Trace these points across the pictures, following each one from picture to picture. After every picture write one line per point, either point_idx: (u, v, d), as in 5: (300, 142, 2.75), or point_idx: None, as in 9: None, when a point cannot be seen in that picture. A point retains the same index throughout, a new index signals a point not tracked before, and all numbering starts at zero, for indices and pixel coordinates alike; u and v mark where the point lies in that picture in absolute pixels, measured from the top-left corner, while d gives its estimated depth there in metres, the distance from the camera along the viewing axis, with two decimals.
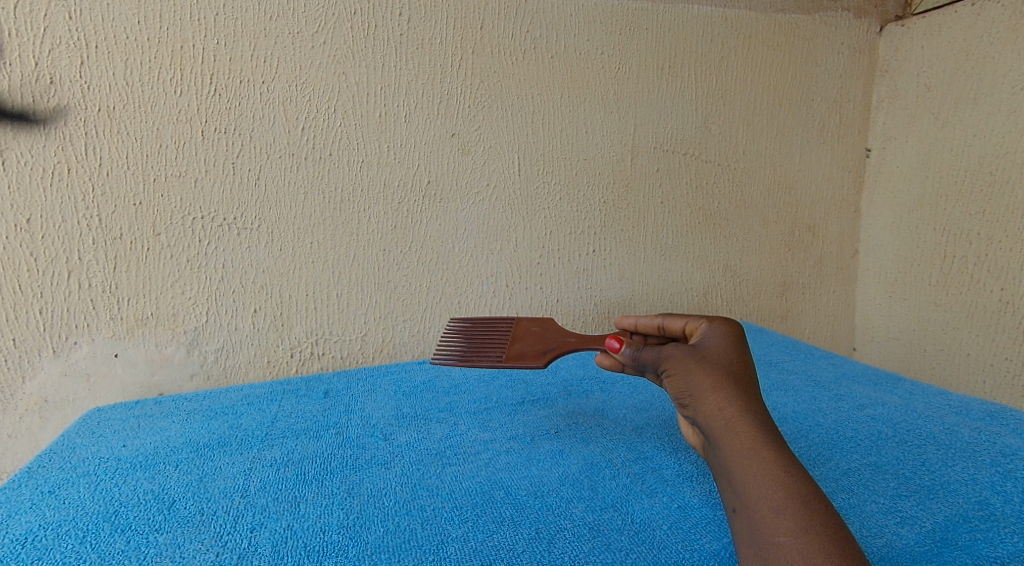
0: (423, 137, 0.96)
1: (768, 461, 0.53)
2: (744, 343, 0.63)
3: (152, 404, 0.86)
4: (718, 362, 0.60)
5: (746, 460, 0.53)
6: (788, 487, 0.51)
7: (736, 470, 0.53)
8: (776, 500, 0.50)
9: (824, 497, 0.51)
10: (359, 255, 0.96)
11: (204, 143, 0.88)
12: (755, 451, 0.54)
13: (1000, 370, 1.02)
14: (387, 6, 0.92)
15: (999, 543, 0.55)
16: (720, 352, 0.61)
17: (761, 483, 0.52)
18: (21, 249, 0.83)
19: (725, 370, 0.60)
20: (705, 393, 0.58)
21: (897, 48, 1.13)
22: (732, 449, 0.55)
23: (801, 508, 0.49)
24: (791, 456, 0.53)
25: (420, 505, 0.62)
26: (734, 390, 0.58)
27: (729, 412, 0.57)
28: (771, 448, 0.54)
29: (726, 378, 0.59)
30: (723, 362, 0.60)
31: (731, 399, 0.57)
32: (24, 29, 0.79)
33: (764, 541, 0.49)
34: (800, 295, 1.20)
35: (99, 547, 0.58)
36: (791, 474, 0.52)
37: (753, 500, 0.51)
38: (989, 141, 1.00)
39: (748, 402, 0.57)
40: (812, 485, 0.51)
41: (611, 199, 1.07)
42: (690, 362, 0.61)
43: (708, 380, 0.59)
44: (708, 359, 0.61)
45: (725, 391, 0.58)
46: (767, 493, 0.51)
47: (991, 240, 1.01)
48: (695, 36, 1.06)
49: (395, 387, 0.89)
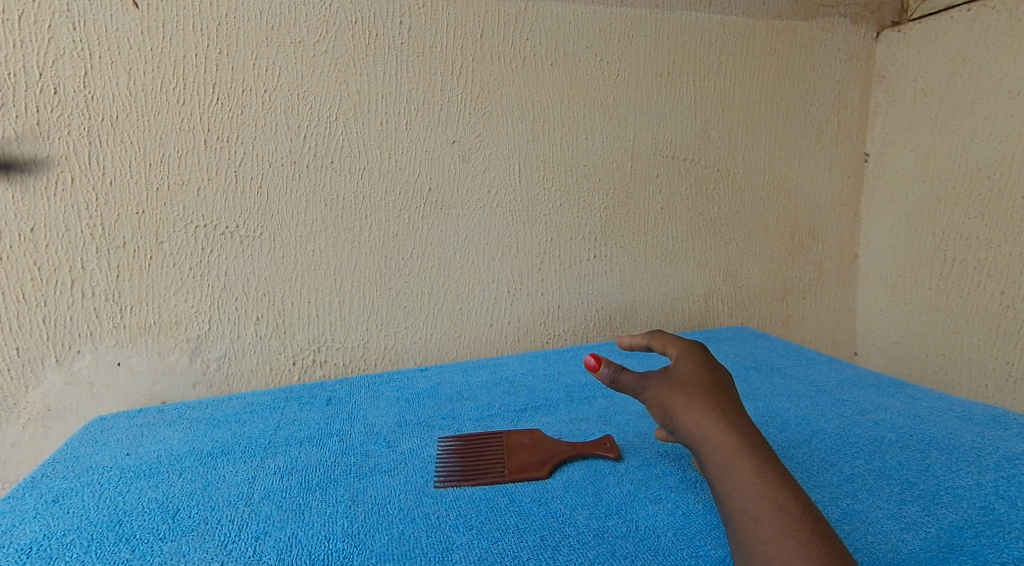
0: (424, 144, 0.97)
1: (749, 472, 0.55)
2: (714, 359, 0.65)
3: (155, 412, 0.86)
4: (690, 379, 0.62)
5: (725, 473, 0.56)
6: (767, 496, 0.53)
7: (719, 484, 0.56)
8: (757, 511, 0.53)
9: (802, 499, 0.53)
10: (361, 262, 0.97)
11: (207, 152, 0.88)
12: (736, 464, 0.56)
13: (1002, 374, 1.02)
14: (388, 15, 0.93)
15: (1003, 549, 0.55)
16: (690, 369, 0.63)
17: (746, 497, 0.54)
18: (24, 259, 0.83)
19: (697, 386, 0.61)
20: (682, 412, 0.60)
21: (895, 54, 1.14)
22: (712, 463, 0.57)
23: (782, 517, 0.52)
24: (768, 462, 0.56)
25: (424, 513, 0.62)
26: (708, 404, 0.59)
27: (707, 427, 0.58)
28: (748, 457, 0.56)
29: (699, 394, 0.60)
30: (694, 379, 0.62)
31: (705, 414, 0.59)
32: (29, 41, 0.80)
33: (751, 551, 0.52)
34: (800, 299, 1.20)
35: (104, 557, 0.58)
36: (772, 484, 0.54)
37: (738, 511, 0.54)
38: (987, 147, 1.01)
39: (723, 414, 0.59)
40: (791, 490, 0.54)
41: (612, 205, 1.07)
42: (663, 384, 0.62)
43: (681, 400, 0.60)
44: (682, 378, 0.62)
45: (699, 406, 0.59)
46: (752, 506, 0.53)
47: (990, 245, 1.02)
48: (693, 43, 1.07)
49: (398, 394, 0.89)
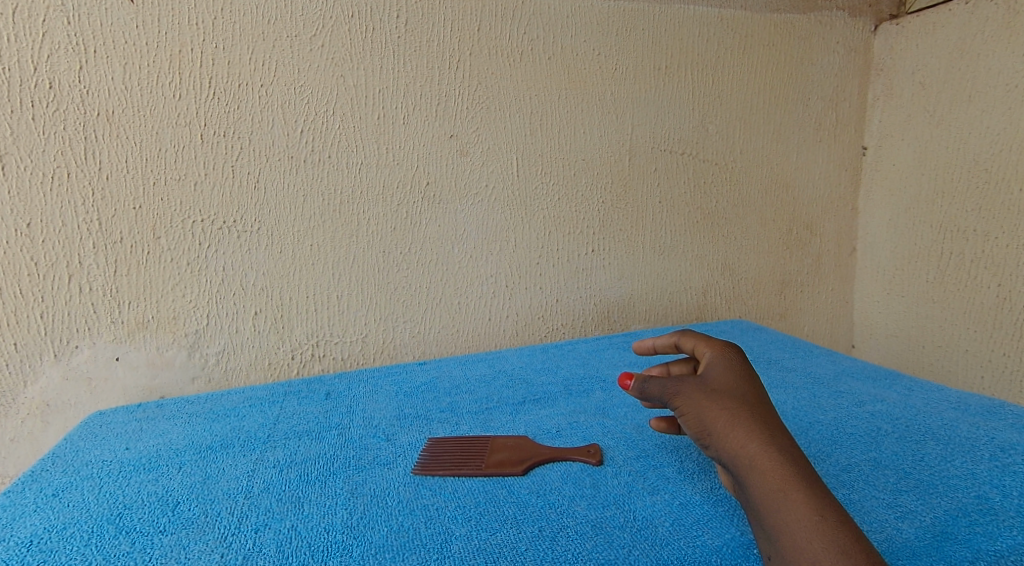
0: (421, 139, 0.97)
1: (802, 505, 0.53)
2: (749, 370, 0.63)
3: (154, 407, 0.86)
4: (732, 396, 0.60)
5: (776, 503, 0.54)
6: (821, 531, 0.52)
7: (767, 514, 0.54)
8: (812, 548, 0.51)
9: (856, 537, 0.52)
10: (359, 257, 0.97)
11: (203, 147, 0.88)
12: (784, 493, 0.54)
13: (999, 365, 1.02)
14: (385, 9, 0.92)
15: (998, 537, 0.56)
16: (730, 383, 0.61)
17: (800, 530, 0.52)
18: (21, 254, 0.83)
19: (740, 403, 0.59)
20: (723, 431, 0.58)
21: (892, 48, 1.14)
22: (759, 490, 0.55)
23: (837, 555, 0.51)
24: (819, 493, 0.54)
25: (423, 504, 0.62)
26: (753, 425, 0.58)
27: (753, 449, 0.56)
28: (799, 488, 0.54)
29: (742, 413, 0.58)
30: (736, 395, 0.60)
31: (752, 436, 0.57)
32: (24, 35, 0.80)
33: None
34: (798, 292, 1.20)
35: (104, 549, 0.58)
36: (825, 517, 0.53)
37: (789, 546, 0.52)
38: (984, 140, 1.01)
39: (769, 437, 0.57)
40: (845, 526, 0.52)
41: (609, 199, 1.07)
42: (703, 398, 0.60)
43: (724, 417, 0.58)
44: (721, 394, 0.60)
45: (744, 426, 0.58)
46: (803, 538, 0.52)
47: (987, 237, 1.02)
48: (691, 36, 1.07)
49: (397, 388, 0.89)
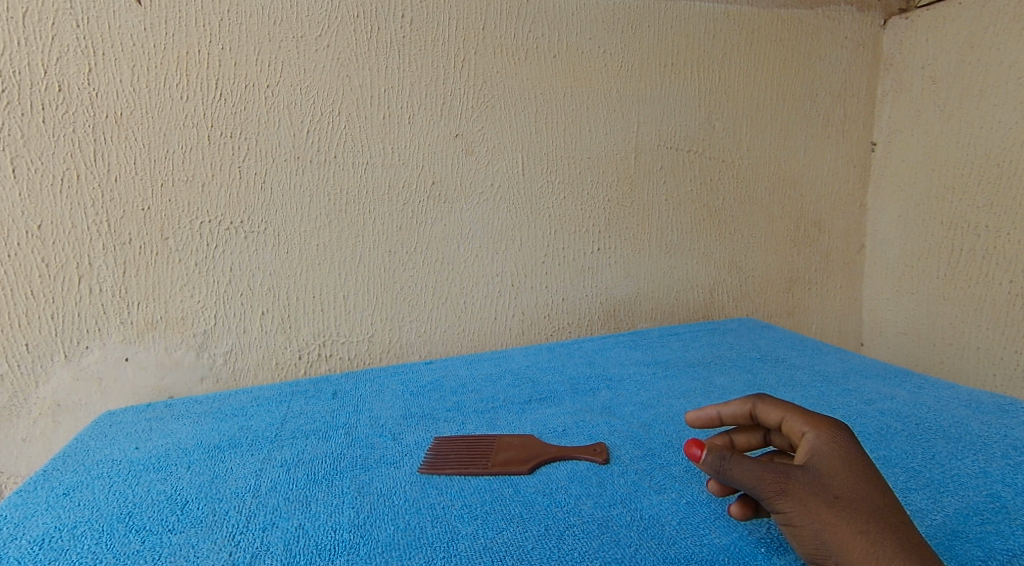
0: (426, 138, 0.97)
1: None
2: (864, 457, 0.54)
3: (163, 406, 0.87)
4: (859, 506, 0.51)
5: None
6: None
7: None
8: None
9: None
10: (365, 256, 0.97)
11: (210, 148, 0.89)
12: None
13: (1011, 363, 1.01)
14: (390, 8, 0.93)
15: (1010, 536, 0.55)
16: (850, 483, 0.52)
17: None
18: (32, 255, 0.84)
19: (872, 518, 0.51)
20: (855, 553, 0.50)
21: (902, 42, 1.13)
22: None
23: None
24: None
25: (429, 503, 0.62)
26: (895, 548, 0.49)
27: None
28: None
29: (879, 532, 0.50)
30: (863, 504, 0.51)
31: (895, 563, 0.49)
32: (33, 38, 0.80)
33: None
34: (807, 290, 1.20)
35: (114, 548, 0.58)
36: None
37: None
38: (995, 135, 1.00)
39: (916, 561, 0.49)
40: None
41: (616, 197, 1.07)
42: (823, 510, 0.51)
43: (856, 538, 0.50)
44: (847, 505, 0.51)
45: (886, 552, 0.49)
46: None
47: (999, 233, 1.01)
48: (697, 33, 1.06)
49: (403, 387, 0.89)
